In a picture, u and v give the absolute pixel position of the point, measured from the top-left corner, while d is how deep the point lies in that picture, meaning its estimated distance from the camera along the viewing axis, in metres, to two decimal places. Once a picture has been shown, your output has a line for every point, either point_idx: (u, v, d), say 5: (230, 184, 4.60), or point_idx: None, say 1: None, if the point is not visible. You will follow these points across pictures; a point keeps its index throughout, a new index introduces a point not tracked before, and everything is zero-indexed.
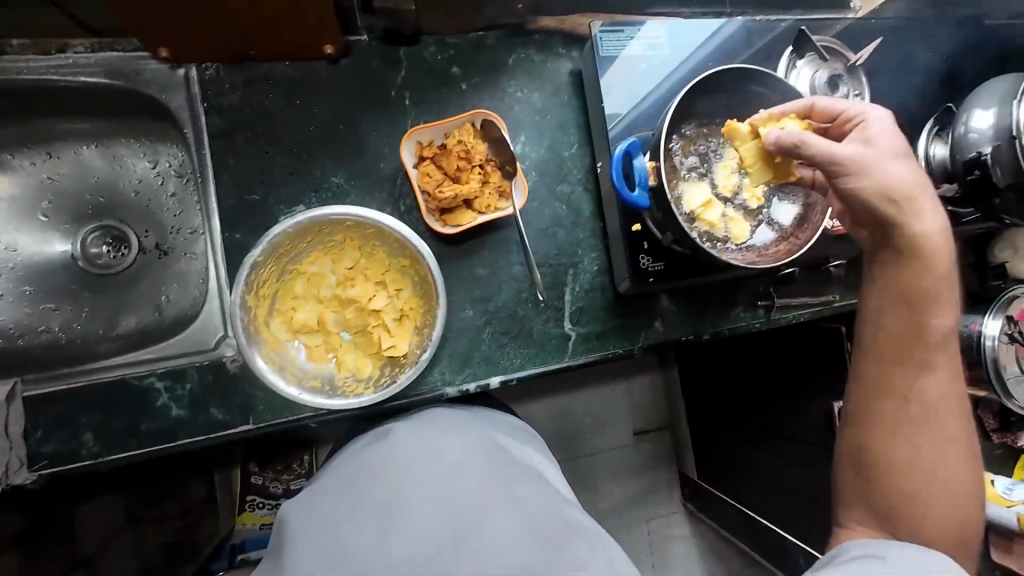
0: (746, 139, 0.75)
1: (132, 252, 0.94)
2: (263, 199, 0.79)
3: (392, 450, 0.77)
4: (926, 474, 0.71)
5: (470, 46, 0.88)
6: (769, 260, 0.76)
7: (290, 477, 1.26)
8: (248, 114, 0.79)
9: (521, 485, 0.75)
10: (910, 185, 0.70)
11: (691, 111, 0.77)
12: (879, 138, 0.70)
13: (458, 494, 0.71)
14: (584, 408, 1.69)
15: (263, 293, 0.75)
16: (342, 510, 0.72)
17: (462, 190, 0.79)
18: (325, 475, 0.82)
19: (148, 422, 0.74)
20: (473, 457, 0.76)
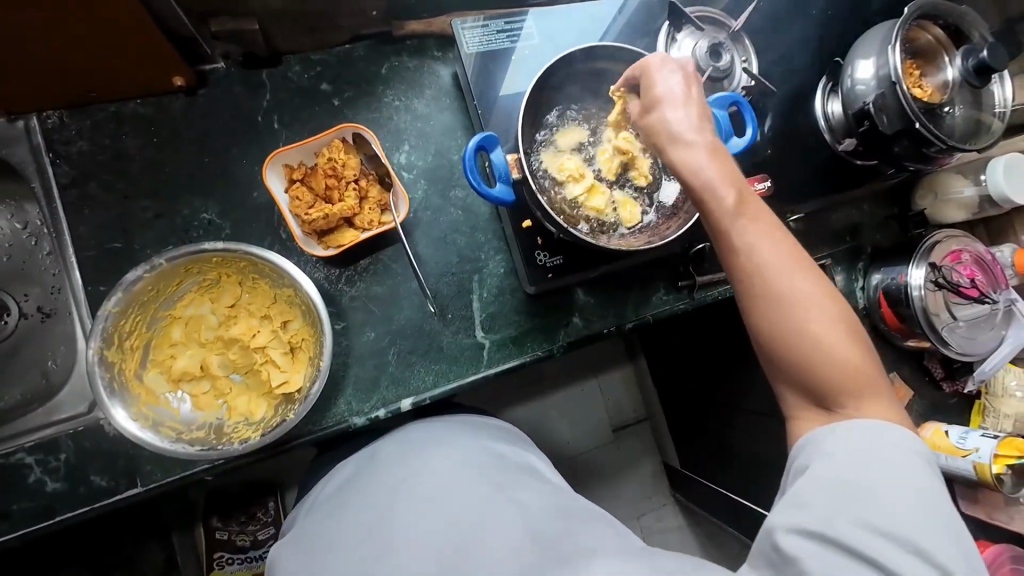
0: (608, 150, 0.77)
1: (14, 319, 0.88)
2: (127, 246, 0.74)
3: (380, 471, 0.75)
4: (826, 364, 0.58)
5: (338, 60, 0.86)
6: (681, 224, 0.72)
7: (256, 528, 1.22)
8: (100, 159, 0.75)
9: (517, 482, 0.73)
10: (683, 118, 0.63)
11: (556, 95, 0.75)
12: (653, 87, 0.65)
13: (453, 511, 0.66)
14: (556, 410, 1.64)
15: (131, 344, 0.70)
16: (336, 538, 0.69)
17: (336, 209, 0.75)
18: (314, 506, 0.80)
19: (22, 501, 0.68)
20: (467, 464, 0.73)
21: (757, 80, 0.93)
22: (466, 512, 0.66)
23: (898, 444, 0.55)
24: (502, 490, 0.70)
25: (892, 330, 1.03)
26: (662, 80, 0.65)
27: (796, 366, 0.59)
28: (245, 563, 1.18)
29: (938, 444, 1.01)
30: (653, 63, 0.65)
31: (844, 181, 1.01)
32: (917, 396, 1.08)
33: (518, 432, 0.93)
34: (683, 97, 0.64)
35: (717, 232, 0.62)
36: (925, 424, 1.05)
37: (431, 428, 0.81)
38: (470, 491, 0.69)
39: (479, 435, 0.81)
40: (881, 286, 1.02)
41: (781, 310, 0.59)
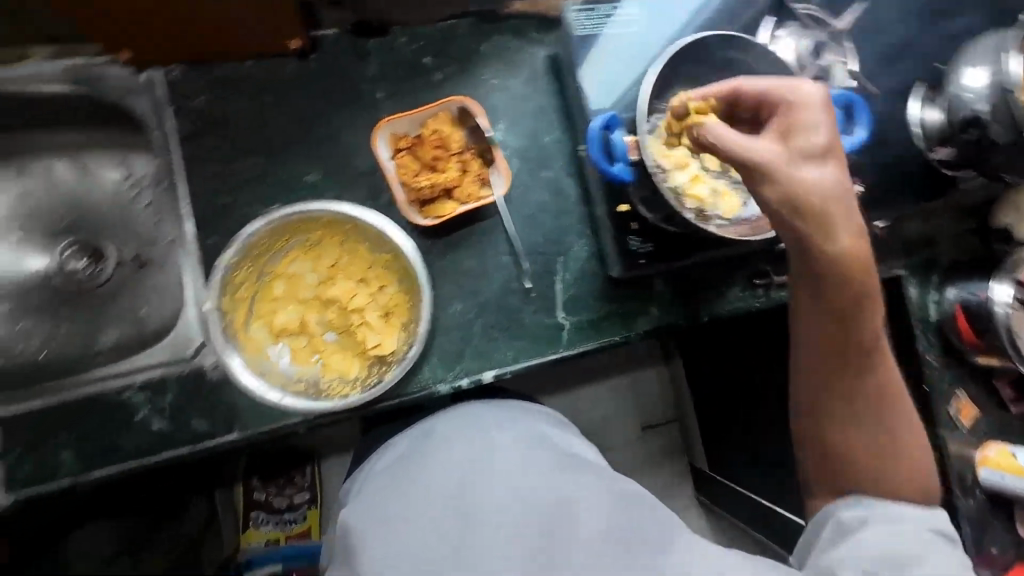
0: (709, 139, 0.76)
1: (111, 265, 0.91)
2: (235, 202, 0.77)
3: (445, 449, 0.76)
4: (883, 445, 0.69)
5: (442, 34, 0.86)
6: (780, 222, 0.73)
7: (292, 492, 1.25)
8: (215, 116, 0.77)
9: (575, 464, 0.76)
10: (837, 189, 0.60)
11: (671, 82, 0.74)
12: (808, 141, 0.60)
13: (528, 499, 0.69)
14: (590, 402, 1.64)
15: (241, 296, 0.73)
16: (404, 510, 0.71)
17: (441, 179, 0.77)
18: (372, 473, 0.81)
19: (129, 436, 0.71)
20: (531, 450, 0.75)
21: (859, 80, 0.90)
22: (539, 497, 0.70)
23: (930, 522, 0.67)
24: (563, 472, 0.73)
25: (967, 345, 1.00)
26: (821, 122, 0.60)
27: (851, 446, 0.70)
28: (279, 523, 1.23)
29: (1003, 463, 0.99)
30: (811, 95, 0.61)
31: (931, 192, 1.00)
32: (980, 416, 1.06)
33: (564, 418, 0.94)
34: (834, 161, 0.60)
35: (835, 325, 0.65)
36: (989, 444, 1.03)
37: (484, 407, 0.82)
38: (539, 478, 0.72)
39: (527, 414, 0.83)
40: (959, 300, 1.01)
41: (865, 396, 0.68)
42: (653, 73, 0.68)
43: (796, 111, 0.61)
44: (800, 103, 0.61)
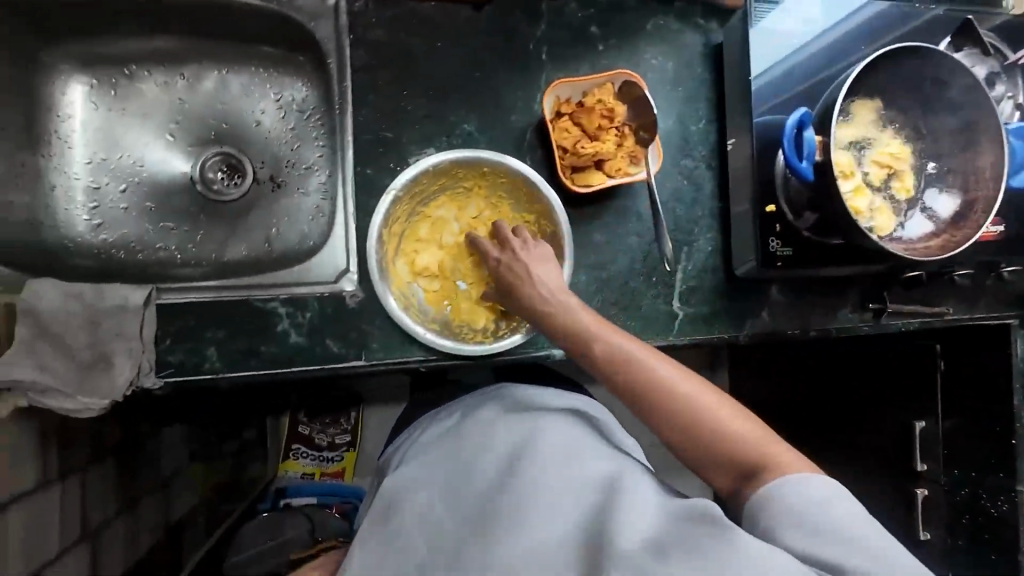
0: (884, 150, 0.75)
1: (246, 182, 0.94)
2: (396, 138, 0.78)
3: (484, 430, 0.76)
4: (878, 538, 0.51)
5: (611, 6, 0.86)
6: (923, 254, 0.71)
7: (335, 432, 1.40)
8: (389, 51, 0.78)
9: (623, 463, 0.67)
10: (558, 280, 0.69)
11: (858, 91, 0.73)
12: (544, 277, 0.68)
13: (570, 475, 0.65)
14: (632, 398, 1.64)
15: (394, 231, 0.75)
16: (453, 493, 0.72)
17: (601, 149, 0.77)
18: (421, 449, 0.83)
19: (269, 344, 0.74)
20: (571, 432, 0.72)
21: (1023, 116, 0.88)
22: (575, 488, 0.64)
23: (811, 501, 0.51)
24: (610, 470, 0.65)
25: None
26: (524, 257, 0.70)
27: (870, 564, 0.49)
28: (317, 458, 1.40)
29: None
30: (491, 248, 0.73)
31: None
32: None
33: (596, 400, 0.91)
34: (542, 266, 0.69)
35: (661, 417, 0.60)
36: None
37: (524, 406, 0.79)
38: (583, 459, 0.67)
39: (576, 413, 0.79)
40: None
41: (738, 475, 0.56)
42: (863, 64, 0.67)
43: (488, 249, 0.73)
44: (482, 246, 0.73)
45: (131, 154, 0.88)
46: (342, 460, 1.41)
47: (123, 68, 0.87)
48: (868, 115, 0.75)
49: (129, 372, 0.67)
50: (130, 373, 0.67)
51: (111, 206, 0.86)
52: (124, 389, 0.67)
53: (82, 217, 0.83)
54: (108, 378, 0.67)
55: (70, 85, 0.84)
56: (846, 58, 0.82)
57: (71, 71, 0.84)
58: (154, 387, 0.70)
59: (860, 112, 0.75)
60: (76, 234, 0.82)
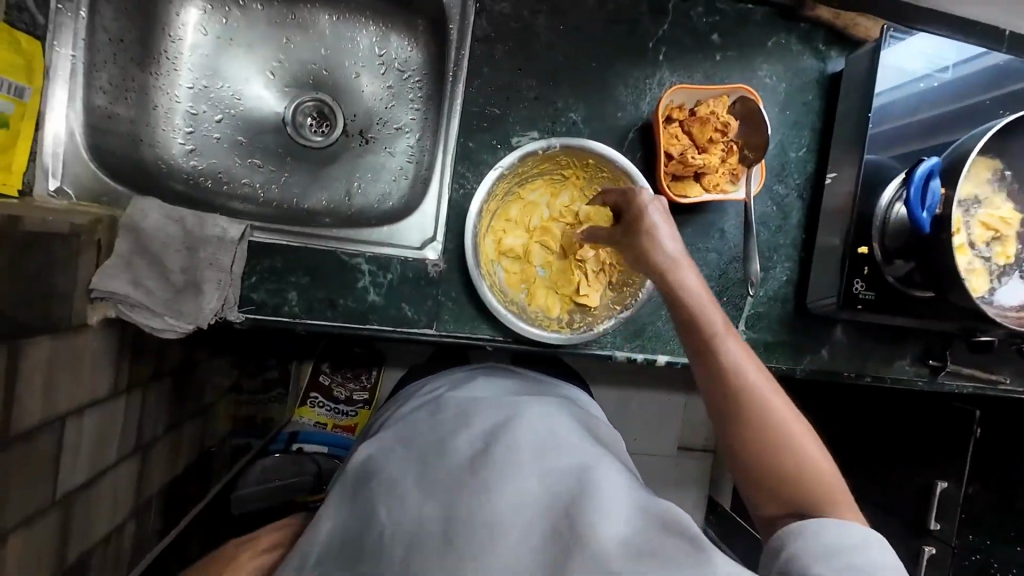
0: (996, 214, 0.73)
1: (335, 132, 0.93)
2: (503, 115, 0.78)
3: (465, 408, 0.69)
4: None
5: (737, 17, 0.84)
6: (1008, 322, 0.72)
7: (355, 387, 1.42)
8: (513, 26, 0.77)
9: (603, 460, 0.61)
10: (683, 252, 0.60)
11: (982, 152, 0.73)
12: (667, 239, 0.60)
13: (548, 461, 0.58)
14: (648, 407, 1.65)
15: (490, 208, 0.75)
16: (413, 463, 0.63)
17: (707, 162, 0.76)
18: (393, 425, 0.75)
19: (346, 298, 0.75)
20: (552, 419, 0.67)
21: None
22: (550, 475, 0.57)
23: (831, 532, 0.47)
24: (586, 459, 0.59)
25: None
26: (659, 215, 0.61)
27: None
28: (332, 410, 1.42)
29: None
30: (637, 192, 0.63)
31: None
32: None
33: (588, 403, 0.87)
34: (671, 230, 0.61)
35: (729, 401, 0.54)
36: None
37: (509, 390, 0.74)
38: (561, 446, 0.61)
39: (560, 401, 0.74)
40: None
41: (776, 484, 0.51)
42: (1000, 124, 0.66)
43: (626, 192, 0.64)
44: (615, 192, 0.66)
45: (231, 85, 0.88)
46: (354, 417, 1.42)
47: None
48: (983, 175, 0.74)
49: (216, 303, 0.69)
50: (217, 304, 0.69)
51: (205, 134, 0.86)
52: (210, 318, 0.69)
53: (177, 140, 0.84)
54: (196, 305, 0.69)
55: (185, 6, 0.84)
56: (954, 105, 0.83)
57: None
58: (235, 321, 0.72)
59: (978, 172, 0.74)
60: (170, 156, 0.83)
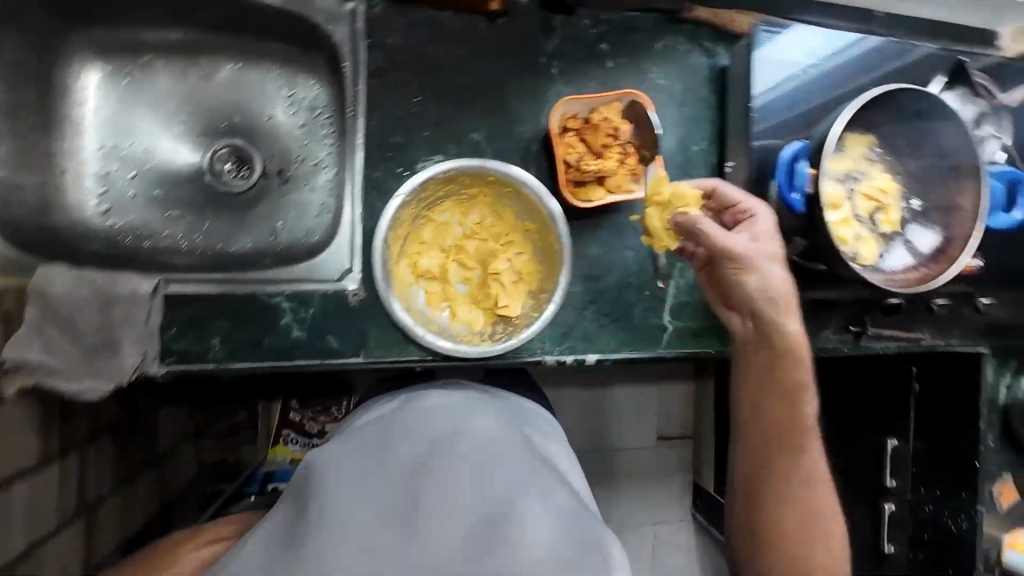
0: (874, 183, 0.79)
1: (255, 175, 0.95)
2: (406, 143, 0.80)
3: (419, 419, 0.72)
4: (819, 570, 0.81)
5: (622, 25, 0.88)
6: (898, 286, 0.75)
7: (327, 421, 1.16)
8: (406, 57, 0.80)
9: (543, 477, 0.64)
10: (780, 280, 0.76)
11: (846, 131, 0.78)
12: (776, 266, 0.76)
13: (488, 474, 0.61)
14: (619, 405, 1.67)
15: (399, 233, 0.77)
16: (360, 464, 0.65)
17: (604, 167, 0.80)
18: (344, 433, 0.76)
19: (271, 337, 0.77)
20: (503, 436, 0.70)
21: (1009, 155, 0.91)
22: (489, 485, 0.60)
23: None
24: (535, 476, 0.63)
25: None
26: (767, 224, 0.78)
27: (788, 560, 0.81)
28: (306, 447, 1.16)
29: None
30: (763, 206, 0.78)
31: None
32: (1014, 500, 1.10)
33: (545, 416, 0.89)
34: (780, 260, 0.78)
35: (807, 435, 0.83)
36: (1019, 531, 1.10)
37: (468, 401, 0.77)
38: (507, 461, 0.64)
39: (511, 418, 0.77)
40: None
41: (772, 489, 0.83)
42: (855, 105, 0.71)
43: (758, 216, 0.78)
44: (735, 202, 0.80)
45: (141, 142, 0.89)
46: None
47: (138, 57, 0.89)
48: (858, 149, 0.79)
49: (134, 358, 0.70)
50: (135, 359, 0.70)
51: (120, 193, 0.87)
52: (129, 373, 0.69)
53: (91, 202, 0.85)
54: (115, 362, 0.69)
55: (85, 71, 0.86)
56: (832, 86, 0.88)
57: (88, 57, 0.86)
58: (157, 374, 0.73)
59: (850, 147, 0.79)
60: (86, 219, 0.84)
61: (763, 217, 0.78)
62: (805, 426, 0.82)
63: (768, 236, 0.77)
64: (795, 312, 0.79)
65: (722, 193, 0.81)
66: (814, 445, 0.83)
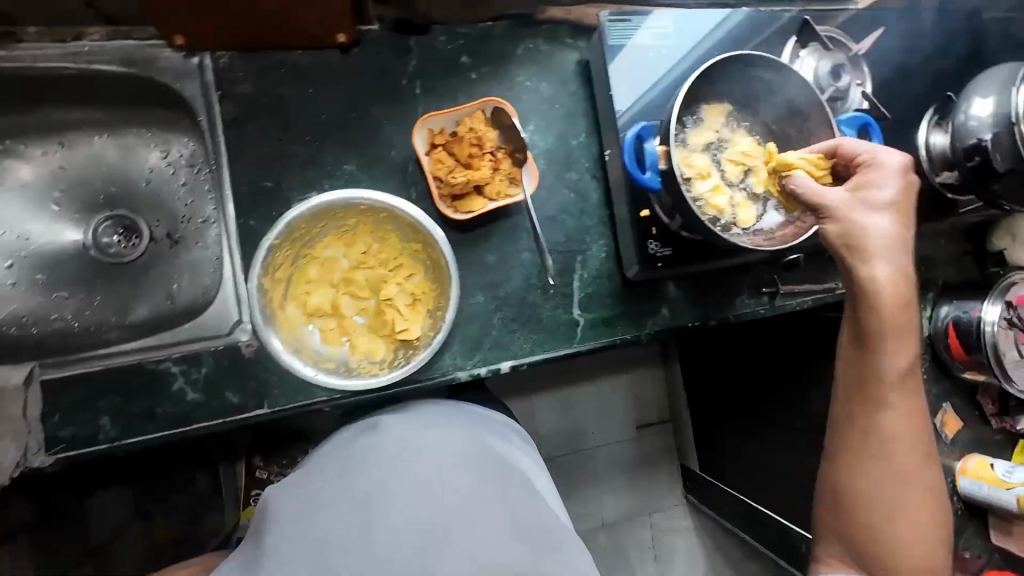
0: (740, 148, 0.81)
1: (144, 242, 0.94)
2: (277, 186, 0.80)
3: (384, 435, 0.76)
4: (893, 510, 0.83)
5: (479, 36, 0.89)
6: (773, 244, 0.76)
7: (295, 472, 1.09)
8: (262, 102, 0.80)
9: (501, 483, 0.73)
10: (878, 228, 0.73)
11: (702, 104, 0.80)
12: (874, 197, 0.73)
13: (448, 486, 0.68)
14: (588, 401, 1.60)
15: (279, 276, 0.76)
16: (329, 486, 0.70)
17: (475, 176, 0.80)
18: (311, 459, 0.81)
19: (164, 405, 0.74)
20: (465, 448, 0.76)
21: (871, 102, 0.95)
22: (450, 496, 0.67)
23: None
24: (500, 487, 0.72)
25: (954, 359, 1.07)
26: (888, 181, 0.74)
27: (878, 507, 0.82)
28: None
29: (982, 475, 1.05)
30: (880, 155, 0.74)
31: (932, 214, 1.04)
32: (963, 427, 1.11)
33: (509, 423, 0.96)
34: (890, 205, 0.74)
35: (872, 379, 0.80)
36: (969, 457, 1.09)
37: (447, 412, 0.84)
38: (468, 474, 0.71)
39: (474, 426, 0.83)
40: (951, 317, 1.07)
41: (881, 447, 0.82)
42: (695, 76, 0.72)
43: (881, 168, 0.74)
44: (867, 160, 0.74)
45: (14, 229, 0.87)
46: None
47: None
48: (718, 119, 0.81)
49: (14, 453, 0.68)
50: (15, 454, 0.68)
51: None
52: (11, 470, 0.68)
53: None
54: None
55: None
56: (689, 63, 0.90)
57: None
58: (43, 465, 0.70)
59: (708, 119, 0.80)
60: None
61: (885, 161, 0.74)
62: (888, 376, 0.79)
63: (886, 183, 0.74)
64: (886, 258, 0.74)
65: (840, 149, 0.75)
66: (863, 374, 0.81)
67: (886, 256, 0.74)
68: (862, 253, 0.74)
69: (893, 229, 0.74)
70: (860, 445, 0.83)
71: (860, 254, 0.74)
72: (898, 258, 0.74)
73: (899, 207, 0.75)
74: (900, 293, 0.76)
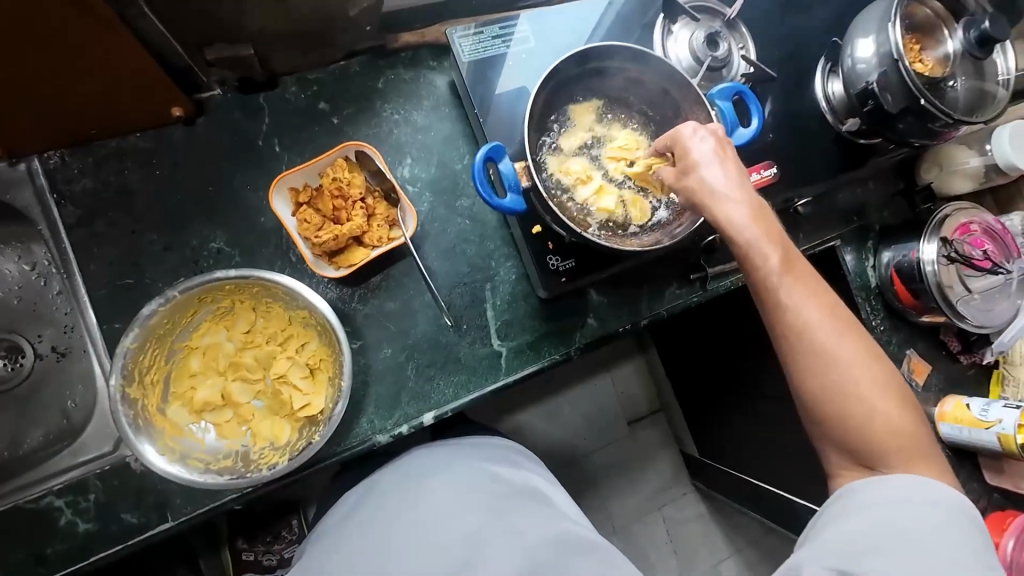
0: (616, 144, 0.77)
1: (29, 361, 0.88)
2: (139, 281, 0.74)
3: (379, 499, 0.75)
4: (874, 426, 0.64)
5: (333, 78, 0.85)
6: (672, 235, 0.70)
7: (282, 547, 1.08)
8: (106, 196, 0.74)
9: (503, 514, 0.71)
10: (719, 179, 0.66)
11: (568, 105, 0.76)
12: (691, 157, 0.67)
13: (448, 535, 0.67)
14: (570, 407, 1.52)
15: (153, 379, 0.71)
16: (332, 562, 0.69)
17: (345, 229, 0.75)
18: (315, 540, 0.79)
19: (55, 544, 0.68)
20: (459, 489, 0.74)
21: (756, 67, 0.93)
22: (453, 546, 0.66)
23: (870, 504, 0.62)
24: (509, 515, 0.71)
25: (907, 307, 1.01)
26: (701, 147, 0.67)
27: (848, 425, 0.64)
28: None
29: (960, 418, 0.98)
30: (686, 128, 0.68)
31: (848, 163, 1.00)
32: (936, 371, 1.06)
33: (514, 445, 0.90)
34: (719, 158, 0.66)
35: (760, 288, 0.66)
36: (944, 399, 1.02)
37: (450, 449, 0.83)
38: (469, 517, 0.69)
39: (468, 461, 0.80)
40: (893, 263, 1.01)
41: (817, 369, 0.65)
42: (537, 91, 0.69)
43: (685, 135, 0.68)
44: (676, 141, 0.68)
45: None
46: None
47: None
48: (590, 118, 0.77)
49: None
50: None
51: None
52: None
53: None
54: None
55: None
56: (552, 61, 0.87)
57: None
58: None
59: (579, 119, 0.77)
60: None
61: (686, 132, 0.68)
62: (776, 280, 0.65)
63: (699, 139, 0.67)
64: (718, 196, 0.66)
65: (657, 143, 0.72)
66: (756, 284, 0.67)
67: (719, 182, 0.66)
68: (698, 199, 0.67)
69: (729, 176, 0.66)
70: (792, 355, 0.66)
71: (704, 201, 0.66)
72: (743, 188, 0.66)
73: (721, 156, 0.67)
74: (756, 216, 0.66)
